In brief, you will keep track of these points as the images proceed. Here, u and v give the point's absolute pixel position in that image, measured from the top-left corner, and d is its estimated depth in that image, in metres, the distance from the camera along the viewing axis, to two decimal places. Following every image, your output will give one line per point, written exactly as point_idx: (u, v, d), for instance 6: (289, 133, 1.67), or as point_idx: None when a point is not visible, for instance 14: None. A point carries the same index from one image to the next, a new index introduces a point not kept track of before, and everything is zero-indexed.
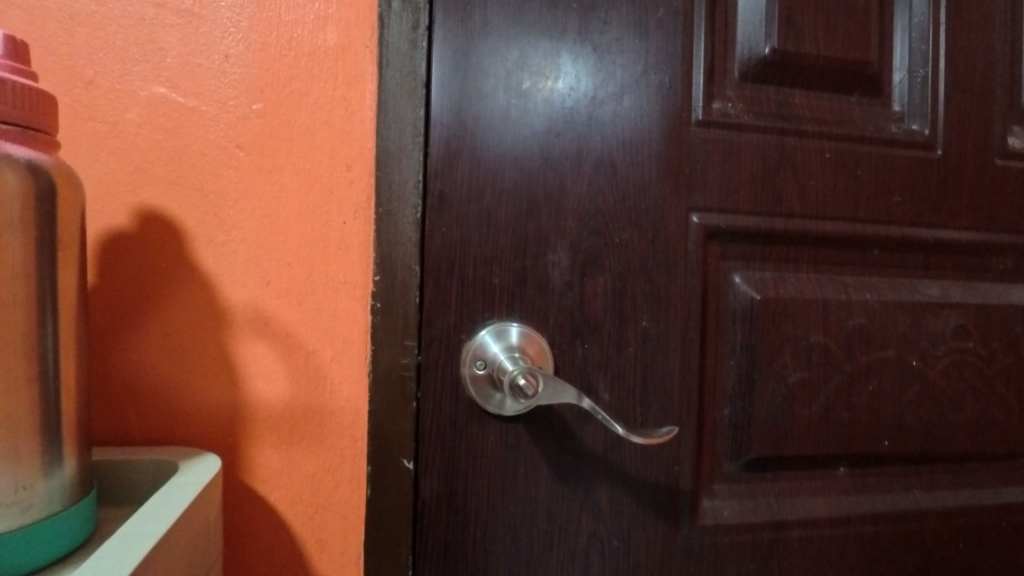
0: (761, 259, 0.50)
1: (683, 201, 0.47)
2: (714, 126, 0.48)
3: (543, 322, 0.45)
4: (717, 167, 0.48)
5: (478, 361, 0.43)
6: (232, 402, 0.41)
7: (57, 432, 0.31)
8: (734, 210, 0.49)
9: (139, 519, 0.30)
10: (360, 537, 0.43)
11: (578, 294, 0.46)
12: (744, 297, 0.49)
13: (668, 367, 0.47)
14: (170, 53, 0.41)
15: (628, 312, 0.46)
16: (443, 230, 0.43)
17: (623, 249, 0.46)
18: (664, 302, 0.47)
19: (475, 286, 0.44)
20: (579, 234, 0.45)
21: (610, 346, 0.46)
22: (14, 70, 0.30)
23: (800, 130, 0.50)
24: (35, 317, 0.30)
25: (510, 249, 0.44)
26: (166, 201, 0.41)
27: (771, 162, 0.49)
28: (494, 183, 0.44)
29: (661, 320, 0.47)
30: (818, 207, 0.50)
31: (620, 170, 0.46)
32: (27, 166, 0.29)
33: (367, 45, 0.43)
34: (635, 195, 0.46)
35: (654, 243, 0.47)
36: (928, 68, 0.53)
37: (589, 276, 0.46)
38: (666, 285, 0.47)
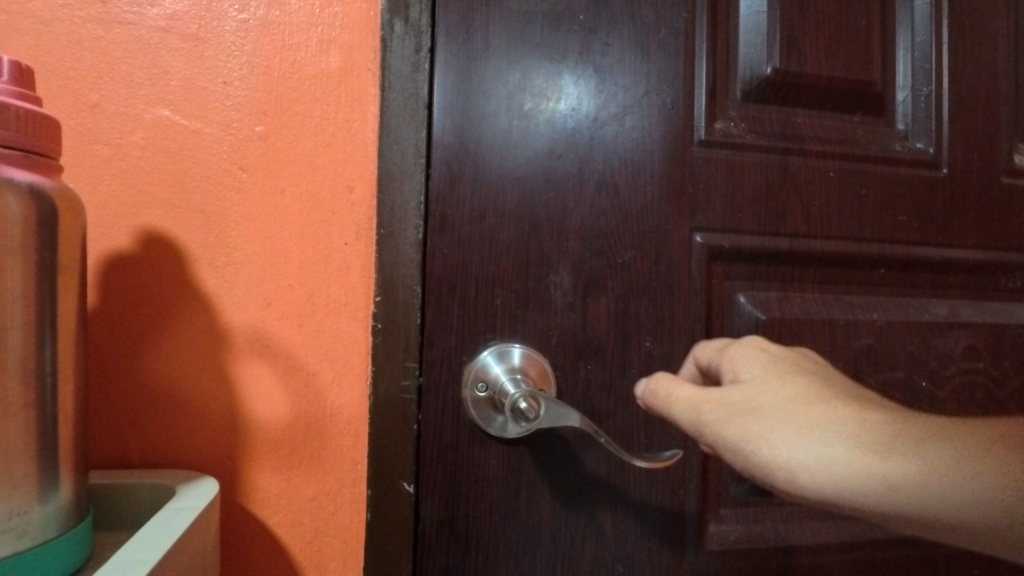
0: (765, 279, 0.50)
1: (686, 220, 0.47)
2: (716, 146, 0.48)
3: (546, 343, 0.44)
4: (720, 187, 0.48)
5: (479, 383, 0.43)
6: (231, 425, 0.41)
7: (53, 457, 0.31)
8: (738, 229, 0.48)
9: (133, 547, 0.30)
10: (360, 562, 0.43)
11: (581, 315, 0.45)
12: (749, 317, 0.49)
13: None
14: (174, 77, 0.41)
15: (631, 333, 0.46)
16: (444, 251, 0.43)
17: (626, 270, 0.46)
18: (668, 323, 0.47)
19: (477, 307, 0.43)
20: (581, 254, 0.45)
21: (613, 368, 0.46)
22: (19, 96, 0.30)
23: (803, 150, 0.50)
24: (34, 340, 0.30)
25: (512, 270, 0.44)
26: (168, 222, 0.41)
27: (775, 182, 0.49)
28: (496, 203, 0.44)
29: (666, 341, 0.47)
30: (823, 227, 0.50)
31: (622, 190, 0.46)
32: (29, 190, 0.29)
33: (369, 68, 0.43)
34: (637, 216, 0.46)
35: (658, 263, 0.47)
36: (931, 87, 0.53)
37: (592, 297, 0.45)
38: (670, 306, 0.47)
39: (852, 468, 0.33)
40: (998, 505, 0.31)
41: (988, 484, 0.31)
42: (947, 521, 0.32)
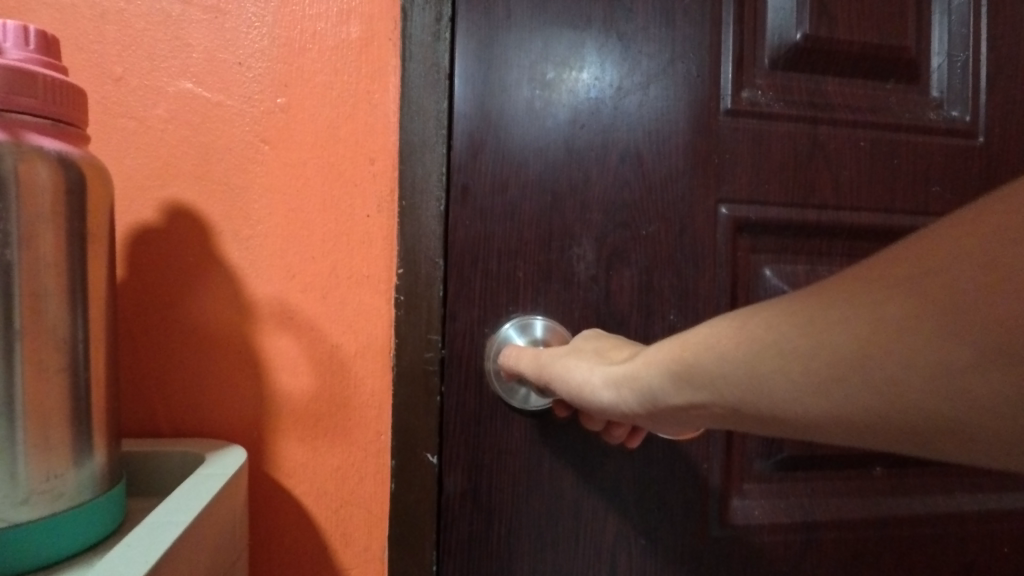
0: (793, 252, 0.49)
1: (711, 192, 0.46)
2: (743, 115, 0.47)
3: (568, 316, 0.44)
4: (746, 158, 0.47)
5: (502, 355, 0.43)
6: (258, 395, 0.42)
7: (87, 422, 0.31)
8: (765, 201, 0.47)
9: (164, 510, 0.30)
10: (384, 532, 0.43)
11: (604, 287, 0.45)
12: (775, 290, 0.48)
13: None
14: (196, 49, 0.41)
15: (655, 306, 0.45)
16: (466, 223, 0.43)
17: (650, 242, 0.45)
18: (692, 296, 0.46)
19: (499, 279, 0.43)
20: (604, 226, 0.45)
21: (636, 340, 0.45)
22: (46, 65, 0.30)
23: (833, 119, 0.48)
24: (66, 308, 0.30)
25: (534, 242, 0.44)
26: (193, 195, 0.41)
27: (803, 152, 0.48)
28: (517, 175, 0.44)
29: (689, 314, 0.46)
30: (853, 198, 0.49)
31: (645, 161, 0.45)
32: (56, 158, 0.30)
33: (390, 37, 0.42)
34: (661, 188, 0.45)
35: (682, 235, 0.46)
36: (968, 52, 0.51)
37: (614, 270, 0.45)
38: (694, 278, 0.46)
39: (637, 384, 0.26)
40: (811, 398, 0.18)
41: (771, 364, 0.19)
42: (790, 417, 0.19)
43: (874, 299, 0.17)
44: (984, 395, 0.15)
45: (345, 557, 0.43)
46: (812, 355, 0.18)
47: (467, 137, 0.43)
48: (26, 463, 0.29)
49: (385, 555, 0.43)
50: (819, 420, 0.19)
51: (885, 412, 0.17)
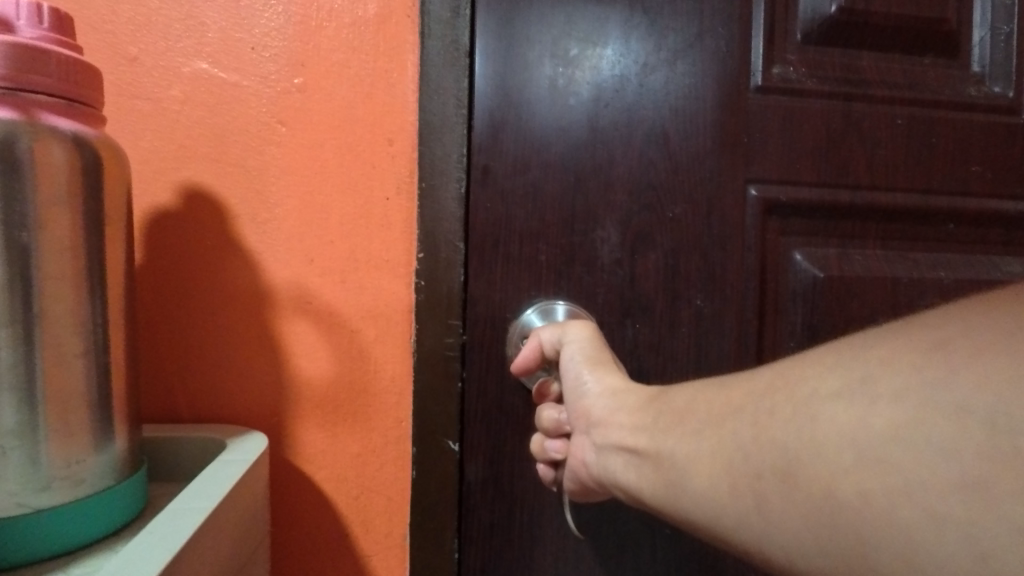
0: (824, 234, 0.47)
1: (740, 172, 0.45)
2: (773, 92, 0.45)
3: (592, 300, 0.43)
4: (777, 136, 0.45)
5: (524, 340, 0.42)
6: (278, 381, 0.41)
7: (107, 407, 0.31)
8: (795, 182, 0.46)
9: (187, 494, 0.30)
10: (405, 519, 0.42)
11: (628, 271, 0.44)
12: (805, 275, 0.47)
13: (725, 348, 0.45)
14: (211, 29, 0.40)
15: (681, 291, 0.44)
16: (487, 205, 0.42)
17: (676, 225, 0.44)
18: (720, 281, 0.45)
19: (521, 263, 0.42)
20: (629, 208, 0.43)
21: (661, 326, 0.44)
22: (60, 43, 0.30)
23: (869, 96, 0.46)
24: (83, 291, 0.30)
25: (557, 225, 0.43)
26: (209, 177, 0.40)
27: (836, 131, 0.46)
28: (540, 154, 0.42)
29: (717, 299, 0.45)
30: (888, 179, 0.47)
31: (672, 141, 0.44)
32: (72, 139, 0.29)
33: (408, 14, 0.41)
34: (688, 168, 0.44)
35: (710, 217, 0.44)
36: (1012, 25, 0.49)
37: (639, 253, 0.44)
38: (722, 262, 0.45)
39: (623, 397, 0.34)
40: (716, 424, 0.27)
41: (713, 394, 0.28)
42: (693, 433, 0.28)
43: (814, 371, 0.23)
44: (786, 508, 0.22)
45: (367, 543, 0.42)
46: (738, 394, 0.27)
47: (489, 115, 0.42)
48: (48, 447, 0.28)
49: (406, 541, 0.42)
50: (704, 450, 0.27)
51: (753, 437, 0.25)
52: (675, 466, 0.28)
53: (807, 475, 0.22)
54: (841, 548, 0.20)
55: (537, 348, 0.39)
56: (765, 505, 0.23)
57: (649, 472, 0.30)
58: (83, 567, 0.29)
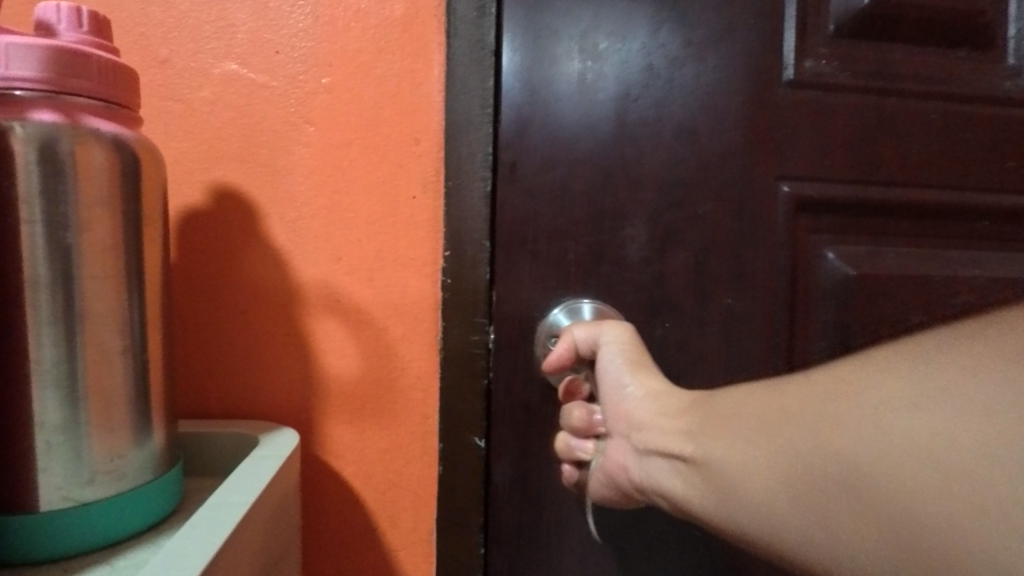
0: (855, 231, 0.47)
1: (772, 168, 0.45)
2: (805, 86, 0.45)
3: (620, 300, 0.43)
4: (807, 134, 0.45)
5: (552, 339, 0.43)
6: (306, 378, 0.42)
7: (145, 403, 0.32)
8: (828, 178, 0.46)
9: (225, 490, 0.31)
10: (431, 514, 0.43)
11: (657, 270, 0.44)
12: (837, 273, 0.46)
13: (755, 347, 0.45)
14: (240, 30, 0.41)
15: (711, 289, 0.44)
16: (513, 203, 0.42)
17: (706, 222, 0.44)
18: (750, 279, 0.45)
19: (549, 261, 0.43)
20: (658, 207, 0.43)
21: (691, 324, 0.44)
22: (99, 46, 0.30)
23: (901, 90, 0.46)
24: (121, 290, 0.30)
25: (585, 222, 0.43)
26: (238, 177, 0.41)
27: (864, 127, 0.46)
28: (569, 152, 0.42)
29: (747, 298, 0.45)
30: (921, 173, 0.47)
31: (702, 135, 0.44)
32: (112, 141, 0.30)
33: (434, 14, 0.41)
34: (718, 164, 0.44)
35: (741, 213, 0.44)
36: None
37: (668, 252, 0.44)
38: (752, 259, 0.45)
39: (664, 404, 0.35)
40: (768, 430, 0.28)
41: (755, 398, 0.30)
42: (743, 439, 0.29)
43: (865, 378, 0.26)
44: (847, 513, 0.25)
45: (394, 538, 0.43)
46: (781, 401, 0.29)
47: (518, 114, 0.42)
48: (90, 443, 0.29)
49: (432, 536, 0.43)
50: (759, 458, 0.28)
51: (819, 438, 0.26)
52: (725, 473, 0.29)
53: (880, 485, 0.24)
54: (921, 561, 0.22)
55: (571, 345, 0.40)
56: (824, 511, 0.25)
57: (697, 480, 0.31)
58: (125, 558, 0.29)
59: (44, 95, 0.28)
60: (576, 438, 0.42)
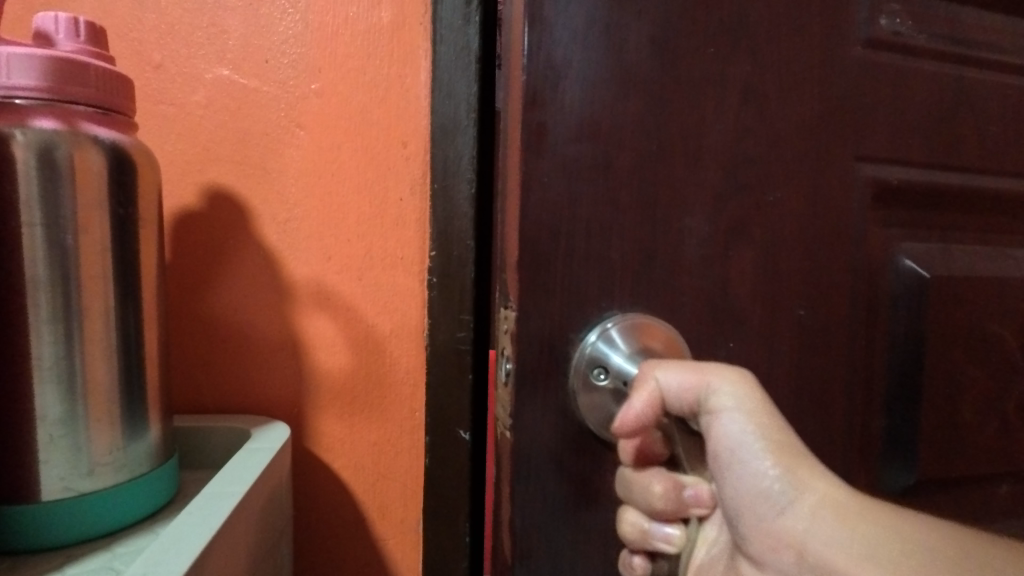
0: (925, 227, 0.41)
1: (850, 147, 0.36)
2: (883, 49, 0.37)
3: (675, 313, 0.33)
4: (887, 111, 0.37)
5: (596, 369, 0.32)
6: (297, 372, 0.44)
7: (142, 399, 0.33)
8: (903, 161, 0.38)
9: (220, 480, 0.33)
10: (419, 505, 0.44)
11: (719, 273, 0.34)
12: (911, 276, 0.39)
13: (827, 366, 0.37)
14: (231, 36, 0.42)
15: (780, 298, 0.35)
16: (544, 181, 0.31)
17: (778, 211, 0.35)
18: (823, 285, 0.36)
19: (590, 261, 0.32)
20: (717, 197, 0.33)
21: (758, 344, 0.35)
22: (95, 55, 0.32)
23: (978, 62, 0.40)
24: (110, 291, 0.31)
25: (633, 211, 0.32)
26: (230, 179, 0.42)
27: (934, 104, 0.39)
28: (615, 112, 0.31)
29: (820, 309, 0.36)
30: (1001, 154, 0.41)
31: (772, 101, 0.34)
32: (110, 147, 0.31)
33: (421, 22, 0.42)
34: (790, 139, 0.35)
35: (815, 199, 0.35)
36: None
37: (732, 250, 0.34)
38: (826, 260, 0.36)
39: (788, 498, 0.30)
40: None
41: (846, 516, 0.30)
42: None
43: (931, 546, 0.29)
44: None
45: (383, 528, 0.44)
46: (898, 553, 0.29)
47: (545, 59, 0.30)
48: (89, 435, 0.31)
49: (420, 527, 0.44)
50: None
51: None
52: None
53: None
54: None
55: (657, 394, 0.30)
56: None
57: None
58: (125, 545, 0.31)
59: (45, 103, 0.29)
60: (657, 522, 0.32)
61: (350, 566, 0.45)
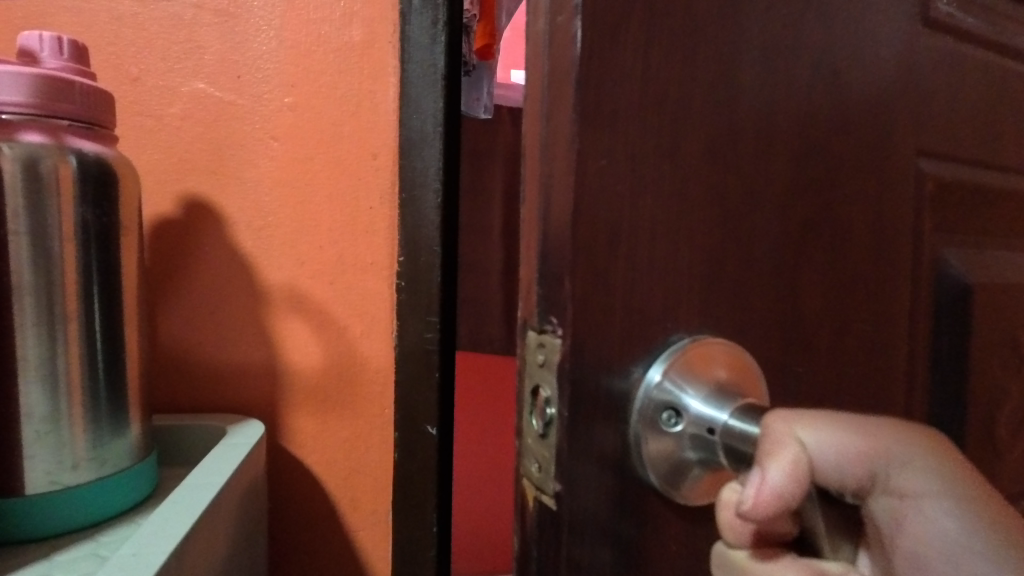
0: (969, 228, 0.37)
1: (913, 135, 0.33)
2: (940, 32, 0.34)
3: (742, 333, 0.27)
4: (945, 105, 0.34)
5: (665, 413, 0.24)
6: (271, 371, 0.46)
7: (125, 398, 0.35)
8: (957, 155, 0.36)
9: (200, 473, 0.35)
10: (389, 497, 0.47)
11: (789, 281, 0.28)
12: (961, 282, 0.36)
13: (888, 384, 0.33)
14: (208, 51, 0.44)
15: (846, 313, 0.30)
16: (603, 162, 0.22)
17: (843, 211, 0.30)
18: (885, 294, 0.32)
19: (657, 272, 0.24)
20: (786, 195, 0.28)
21: (827, 362, 0.30)
22: (79, 72, 0.33)
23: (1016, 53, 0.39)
24: (87, 297, 0.33)
25: (705, 208, 0.25)
26: (207, 188, 0.45)
27: (985, 100, 0.37)
28: (684, 83, 0.24)
29: (880, 321, 0.32)
30: None
31: (847, 84, 0.29)
32: (95, 160, 0.33)
33: (390, 40, 0.45)
34: (854, 124, 0.30)
35: (882, 197, 0.32)
36: None
37: (802, 253, 0.28)
38: (891, 264, 0.32)
39: None
40: None
41: None
42: None
43: None
44: None
45: (355, 519, 0.47)
46: None
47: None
48: (73, 433, 0.32)
49: (390, 518, 0.47)
50: None
51: None
52: None
53: None
54: None
55: (803, 460, 0.22)
56: None
57: None
58: (109, 535, 0.32)
59: (30, 118, 0.31)
60: None
61: (323, 555, 0.47)
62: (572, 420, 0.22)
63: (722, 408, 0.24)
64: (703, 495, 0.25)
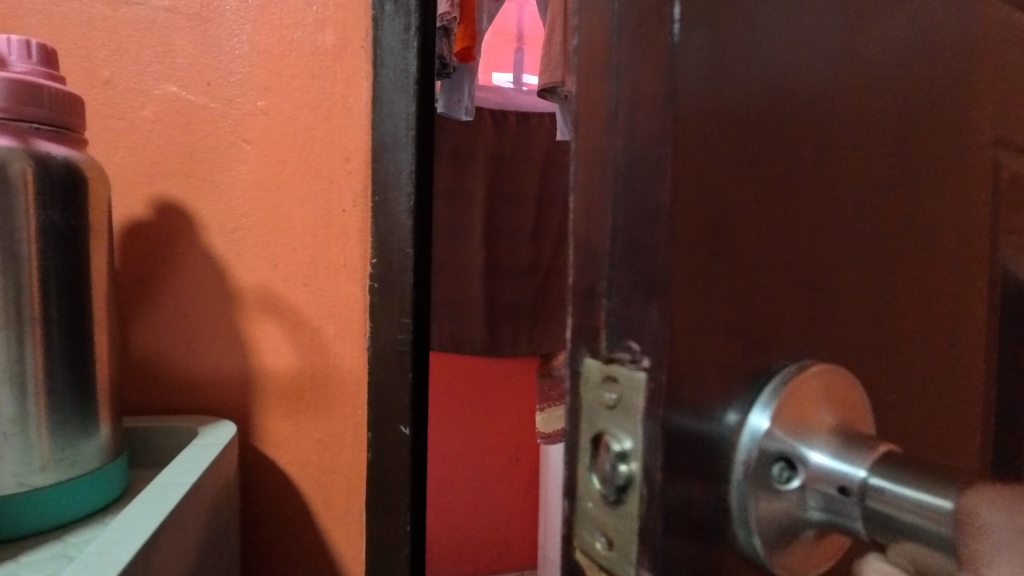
0: None
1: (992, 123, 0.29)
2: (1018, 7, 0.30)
3: (835, 353, 0.23)
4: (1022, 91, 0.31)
5: (780, 467, 0.20)
6: (244, 373, 0.46)
7: (94, 399, 0.35)
8: None
9: (170, 472, 0.35)
10: (363, 497, 0.47)
11: (874, 287, 0.25)
12: None
13: (962, 402, 0.29)
14: (180, 55, 0.45)
15: (923, 323, 0.27)
16: (705, 134, 0.18)
17: (930, 205, 0.26)
18: (962, 300, 0.28)
19: (753, 280, 0.20)
20: (877, 187, 0.24)
21: (911, 378, 0.26)
22: (48, 76, 0.34)
23: None
24: (57, 299, 0.33)
25: (801, 198, 0.21)
26: (178, 190, 0.45)
27: None
28: (789, 43, 0.20)
29: (955, 331, 0.28)
30: None
31: (941, 61, 0.26)
32: (64, 162, 0.33)
33: (362, 45, 0.45)
34: (944, 104, 0.26)
35: (966, 192, 0.28)
36: None
37: (889, 253, 0.25)
38: (969, 269, 0.29)
39: None
40: None
41: None
42: None
43: None
44: None
45: (328, 519, 0.47)
46: None
47: None
48: (39, 435, 0.32)
49: (364, 518, 0.47)
50: None
51: None
52: None
53: None
54: None
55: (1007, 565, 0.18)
56: None
57: None
58: (77, 535, 0.33)
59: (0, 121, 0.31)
60: None
61: (296, 555, 0.47)
62: (667, 485, 0.18)
63: (855, 464, 0.20)
64: (810, 568, 0.21)
